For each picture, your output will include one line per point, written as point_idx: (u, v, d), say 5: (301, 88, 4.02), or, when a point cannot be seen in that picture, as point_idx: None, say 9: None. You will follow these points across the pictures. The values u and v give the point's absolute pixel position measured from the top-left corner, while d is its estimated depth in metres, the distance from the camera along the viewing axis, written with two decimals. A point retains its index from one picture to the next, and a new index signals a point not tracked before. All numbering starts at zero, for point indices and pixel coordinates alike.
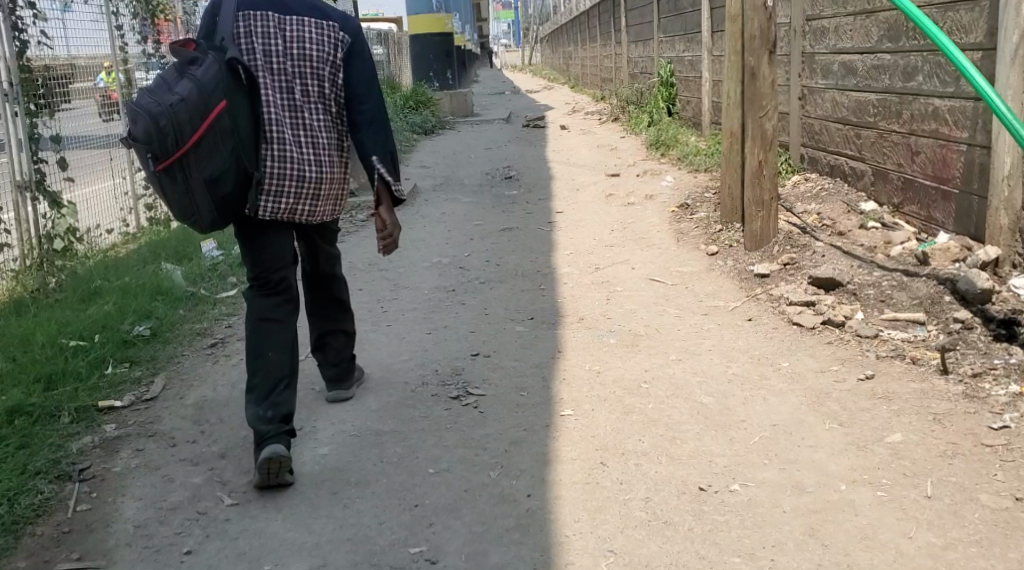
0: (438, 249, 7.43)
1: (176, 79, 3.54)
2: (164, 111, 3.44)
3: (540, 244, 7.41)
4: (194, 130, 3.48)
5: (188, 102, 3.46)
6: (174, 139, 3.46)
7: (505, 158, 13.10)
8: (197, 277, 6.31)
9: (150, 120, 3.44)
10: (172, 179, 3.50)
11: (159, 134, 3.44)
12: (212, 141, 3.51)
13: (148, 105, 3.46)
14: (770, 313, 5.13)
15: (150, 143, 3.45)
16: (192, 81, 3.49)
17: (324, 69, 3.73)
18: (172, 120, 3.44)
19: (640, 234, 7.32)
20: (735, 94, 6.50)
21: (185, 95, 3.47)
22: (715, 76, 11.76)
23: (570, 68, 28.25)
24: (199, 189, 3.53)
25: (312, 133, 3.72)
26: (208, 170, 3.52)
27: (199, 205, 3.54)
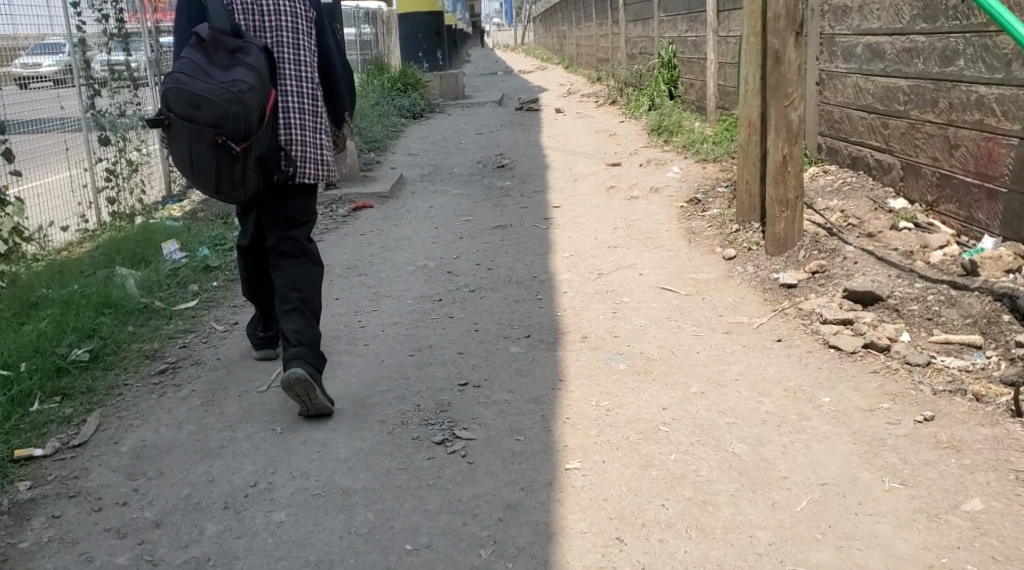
0: (426, 250, 6.80)
1: (217, 66, 3.71)
2: (235, 98, 3.65)
3: (537, 245, 6.79)
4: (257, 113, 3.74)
5: (254, 87, 3.69)
6: (245, 124, 3.69)
7: (498, 145, 12.46)
8: (154, 285, 5.66)
9: (222, 107, 3.63)
10: (233, 160, 3.72)
11: (232, 120, 3.66)
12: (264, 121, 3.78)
13: (213, 93, 3.63)
14: (802, 331, 4.50)
15: (220, 129, 3.65)
16: (246, 67, 3.72)
17: (306, 38, 3.98)
18: (242, 106, 3.66)
19: (646, 235, 6.69)
20: (754, 80, 5.86)
21: (251, 81, 3.69)
22: (721, 58, 11.13)
23: (565, 49, 27.55)
24: (251, 167, 3.79)
25: (309, 99, 3.97)
26: (260, 149, 3.79)
27: (251, 182, 3.80)
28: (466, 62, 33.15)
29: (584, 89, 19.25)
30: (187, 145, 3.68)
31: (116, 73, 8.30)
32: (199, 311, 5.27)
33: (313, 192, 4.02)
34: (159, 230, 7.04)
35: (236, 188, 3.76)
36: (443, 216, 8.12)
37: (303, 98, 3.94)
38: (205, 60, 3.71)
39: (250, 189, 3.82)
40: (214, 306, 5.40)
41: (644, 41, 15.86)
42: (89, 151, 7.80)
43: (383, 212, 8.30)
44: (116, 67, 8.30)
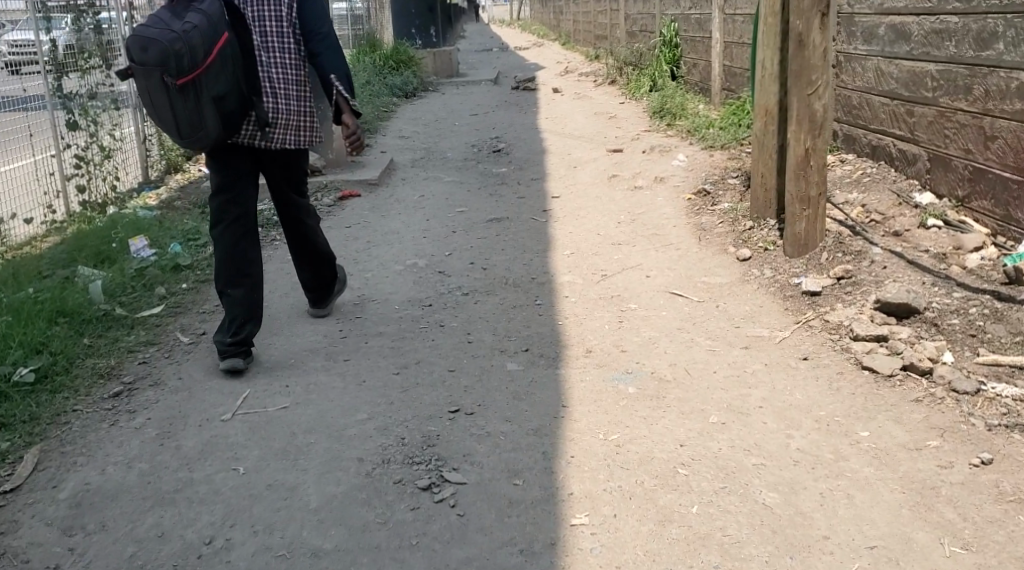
0: (416, 247, 6.35)
1: (174, 15, 3.88)
2: (180, 37, 3.80)
3: (534, 241, 6.35)
4: (205, 53, 3.86)
5: (200, 29, 3.83)
6: (189, 61, 3.82)
7: (494, 126, 11.98)
8: (118, 289, 5.20)
9: (167, 45, 3.78)
10: (185, 100, 3.85)
11: (176, 56, 3.78)
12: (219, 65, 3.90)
13: (161, 34, 3.79)
14: (829, 348, 4.05)
15: (167, 67, 3.79)
16: (198, 14, 3.88)
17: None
18: (185, 44, 3.80)
19: (651, 232, 6.24)
20: (772, 66, 5.51)
21: (198, 23, 3.84)
22: (727, 37, 10.69)
23: (561, 25, 27.01)
24: (207, 110, 3.88)
25: (287, 62, 4.13)
26: (215, 90, 3.89)
27: (208, 124, 3.89)
28: (461, 38, 32.55)
29: (582, 67, 18.74)
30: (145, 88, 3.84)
31: (86, 52, 7.89)
32: (164, 319, 4.83)
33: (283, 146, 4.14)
34: (129, 224, 6.58)
35: (193, 129, 3.88)
36: (435, 208, 7.66)
37: (278, 61, 4.11)
38: (167, 11, 3.91)
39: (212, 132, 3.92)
40: (181, 314, 4.95)
41: (645, 18, 15.37)
42: (56, 136, 7.42)
43: (371, 202, 7.83)
44: (86, 45, 7.91)
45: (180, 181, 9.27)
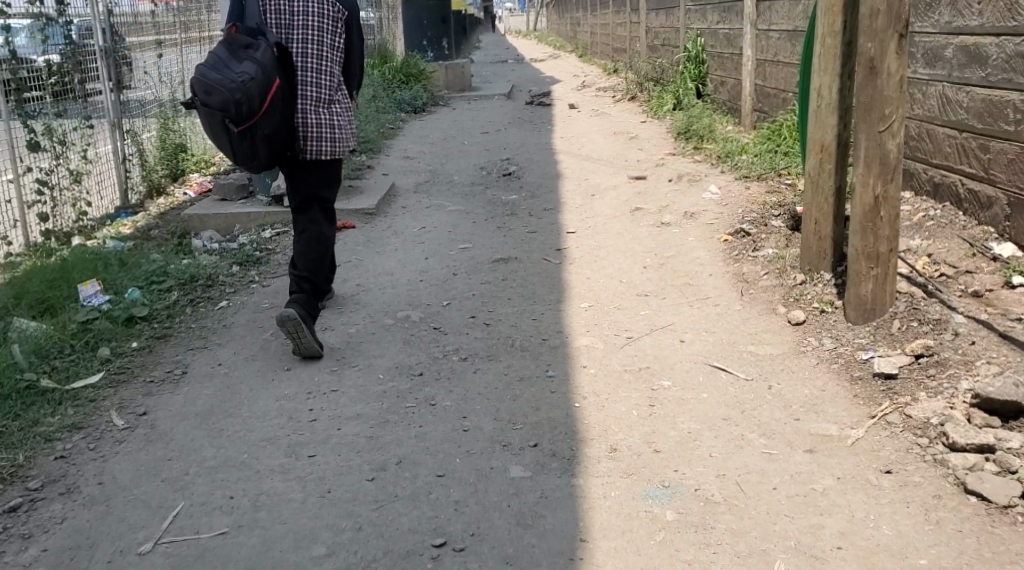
0: (411, 293, 5.55)
1: (232, 58, 4.20)
2: (239, 86, 4.12)
3: (547, 287, 5.54)
4: (259, 98, 4.18)
5: (257, 77, 4.15)
6: (248, 106, 4.14)
7: (506, 146, 11.20)
8: (54, 349, 4.42)
9: (227, 94, 4.11)
10: (241, 137, 4.20)
11: (237, 105, 4.11)
12: (270, 104, 4.23)
13: (223, 82, 4.12)
14: (917, 457, 3.23)
15: (228, 114, 4.13)
16: (254, 61, 4.19)
17: (325, 35, 4.51)
18: (244, 95, 4.12)
19: (682, 282, 5.41)
20: (832, 96, 4.74)
21: (255, 73, 4.15)
22: (760, 54, 9.92)
23: (578, 38, 26.22)
24: (261, 145, 4.26)
25: (328, 87, 4.53)
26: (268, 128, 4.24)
27: (262, 156, 4.29)
28: (476, 51, 31.79)
29: (600, 82, 17.93)
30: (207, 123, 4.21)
31: (56, 66, 7.20)
32: (100, 391, 4.04)
33: (329, 164, 4.55)
34: (85, 262, 5.80)
35: (247, 160, 4.27)
36: (436, 243, 6.85)
37: (319, 92, 4.49)
38: (224, 53, 4.21)
39: (263, 161, 4.31)
40: (124, 383, 4.16)
41: (668, 32, 14.57)
42: (14, 160, 6.75)
43: (367, 235, 7.04)
44: (55, 57, 7.20)
45: (162, 206, 8.51)
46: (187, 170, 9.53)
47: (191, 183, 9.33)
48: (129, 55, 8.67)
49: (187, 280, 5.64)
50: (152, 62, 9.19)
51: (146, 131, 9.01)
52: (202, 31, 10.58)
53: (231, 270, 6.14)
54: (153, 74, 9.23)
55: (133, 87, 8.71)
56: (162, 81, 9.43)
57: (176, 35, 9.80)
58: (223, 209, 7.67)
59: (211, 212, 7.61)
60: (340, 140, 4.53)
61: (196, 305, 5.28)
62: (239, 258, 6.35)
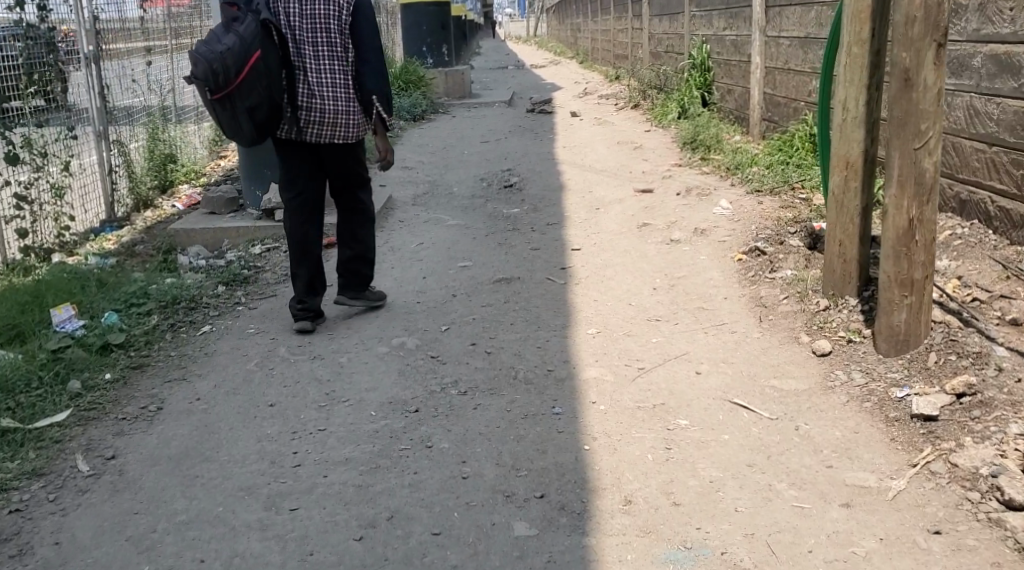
0: (408, 316, 5.22)
1: (224, 33, 4.46)
2: (217, 58, 4.38)
3: (552, 310, 5.22)
4: (237, 71, 4.41)
5: (234, 50, 4.38)
6: (223, 78, 4.39)
7: (507, 156, 10.89)
8: (19, 382, 4.09)
9: (205, 64, 4.37)
10: (221, 108, 4.46)
11: (212, 75, 4.37)
12: (250, 78, 4.44)
13: (205, 54, 4.41)
14: (968, 515, 2.98)
15: (208, 85, 4.41)
16: (236, 35, 4.43)
17: (327, 21, 4.65)
18: (219, 66, 4.37)
19: (696, 306, 5.08)
20: (859, 109, 4.42)
21: (232, 46, 4.39)
22: (769, 62, 9.62)
23: (579, 44, 25.89)
24: (242, 118, 4.48)
25: (326, 71, 4.67)
26: (249, 102, 4.46)
27: (246, 129, 4.51)
28: (476, 57, 31.46)
29: (601, 89, 17.61)
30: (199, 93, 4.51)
31: (36, 73, 6.87)
32: (66, 431, 3.71)
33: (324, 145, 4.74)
34: (61, 282, 5.47)
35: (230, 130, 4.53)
36: (435, 260, 6.52)
37: (316, 75, 4.65)
38: (220, 28, 4.51)
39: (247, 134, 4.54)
40: (93, 421, 3.83)
41: (672, 39, 14.26)
42: None
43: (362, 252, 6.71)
44: (35, 64, 6.87)
45: (149, 219, 8.19)
46: (176, 181, 9.19)
47: (180, 195, 8.99)
48: (116, 61, 8.35)
49: (169, 302, 5.31)
50: (141, 69, 8.85)
51: (135, 141, 8.67)
52: (193, 36, 10.24)
53: (216, 291, 5.82)
54: (142, 82, 8.89)
55: (120, 96, 8.37)
56: (152, 89, 9.09)
57: (166, 42, 9.46)
58: (211, 223, 7.34)
59: (199, 226, 7.28)
60: (332, 123, 4.69)
61: (177, 331, 4.95)
62: (226, 278, 6.03)
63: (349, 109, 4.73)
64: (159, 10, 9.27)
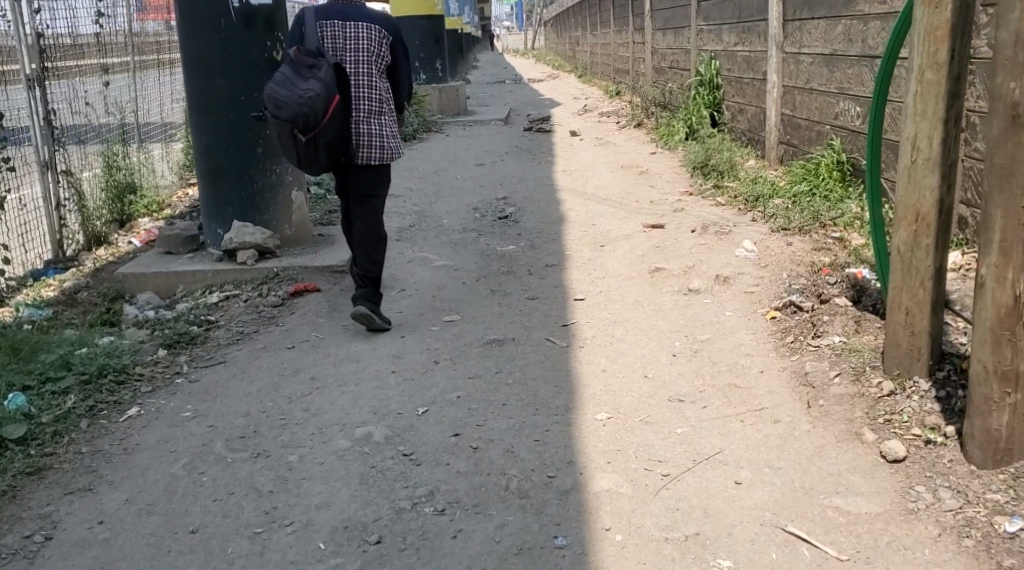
0: (379, 392, 4.35)
1: (297, 76, 4.76)
2: (306, 101, 4.69)
3: (552, 384, 4.34)
4: (325, 110, 4.73)
5: (322, 93, 4.71)
6: (313, 119, 4.70)
7: (502, 181, 10.07)
8: None
9: (296, 108, 4.67)
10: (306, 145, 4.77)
11: (305, 116, 4.67)
12: (332, 116, 4.77)
13: (291, 97, 4.69)
14: None
15: (299, 125, 4.71)
16: (317, 79, 4.74)
17: (378, 56, 5.03)
18: (310, 108, 4.68)
19: (724, 381, 4.21)
20: (933, 151, 3.55)
21: (319, 89, 4.71)
22: (787, 80, 8.79)
23: (579, 56, 25.06)
24: (322, 151, 4.82)
25: (381, 102, 5.05)
26: (330, 137, 4.80)
27: (322, 161, 4.84)
28: (472, 69, 30.62)
29: (602, 105, 16.73)
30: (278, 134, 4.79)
31: None
32: None
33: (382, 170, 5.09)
34: None
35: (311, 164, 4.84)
36: (416, 311, 5.66)
37: (378, 106, 5.03)
38: (293, 73, 4.78)
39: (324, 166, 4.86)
40: None
41: (677, 54, 13.41)
42: None
43: (333, 302, 5.84)
44: None
45: (100, 259, 7.28)
46: (135, 215, 8.28)
47: (139, 230, 8.10)
48: (68, 82, 7.39)
49: (92, 376, 4.45)
50: (97, 92, 7.88)
51: (89, 170, 7.74)
52: (161, 53, 9.35)
53: (154, 356, 4.94)
54: (98, 104, 7.92)
55: (71, 120, 7.41)
56: (110, 112, 8.14)
57: (127, 59, 8.49)
58: (165, 266, 6.47)
59: (150, 270, 6.40)
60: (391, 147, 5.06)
61: (95, 416, 4.10)
62: (171, 336, 5.16)
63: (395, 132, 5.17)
64: (117, 25, 8.31)
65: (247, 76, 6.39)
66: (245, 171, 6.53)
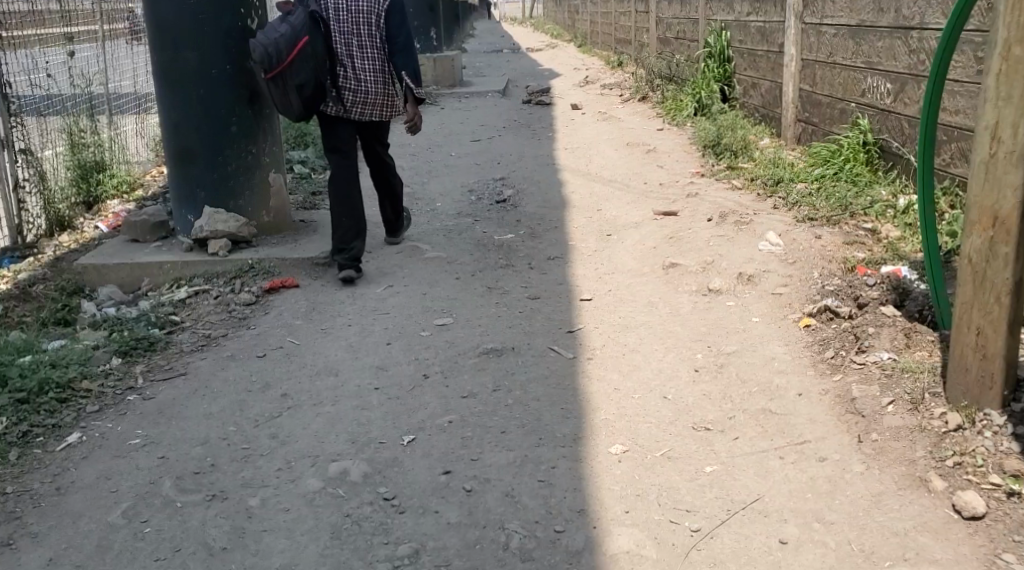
0: (358, 413, 3.80)
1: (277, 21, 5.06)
2: (272, 43, 4.96)
3: (557, 404, 3.80)
4: (289, 52, 4.97)
5: (288, 36, 4.97)
6: (277, 60, 4.95)
7: (499, 159, 9.47)
8: None
9: (263, 48, 4.96)
10: (273, 85, 5.00)
11: (269, 56, 4.94)
12: (298, 59, 4.99)
13: (262, 39, 4.98)
14: None
15: (265, 65, 4.97)
16: (289, 24, 5.02)
17: (369, 14, 5.20)
18: (274, 48, 4.94)
19: (755, 406, 3.65)
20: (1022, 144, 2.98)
21: (285, 32, 4.96)
22: (806, 53, 8.19)
23: (578, 26, 24.28)
24: (293, 95, 5.03)
25: (366, 58, 5.20)
26: (297, 80, 5.01)
27: (295, 104, 5.04)
28: (468, 39, 29.85)
29: (603, 77, 16.05)
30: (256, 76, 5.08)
31: None
32: None
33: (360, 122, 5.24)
34: None
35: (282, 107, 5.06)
36: (404, 311, 5.09)
37: (360, 60, 5.19)
38: (274, 22, 5.09)
39: (295, 110, 5.06)
40: None
41: (684, 24, 12.76)
42: None
43: (312, 301, 5.27)
44: None
45: (61, 246, 6.68)
46: (103, 196, 7.69)
47: (107, 213, 7.51)
48: (27, 53, 6.73)
49: (29, 395, 3.88)
50: (61, 63, 7.24)
51: (51, 148, 7.12)
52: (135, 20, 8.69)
53: (106, 366, 4.36)
54: (62, 75, 7.27)
55: (27, 93, 6.73)
56: (76, 84, 7.50)
57: (95, 27, 7.83)
58: (129, 257, 5.88)
59: (113, 262, 5.82)
60: (367, 101, 5.21)
61: (26, 448, 3.54)
62: (125, 341, 4.57)
63: (382, 91, 5.27)
64: None
65: (217, 47, 5.77)
66: (216, 153, 5.93)
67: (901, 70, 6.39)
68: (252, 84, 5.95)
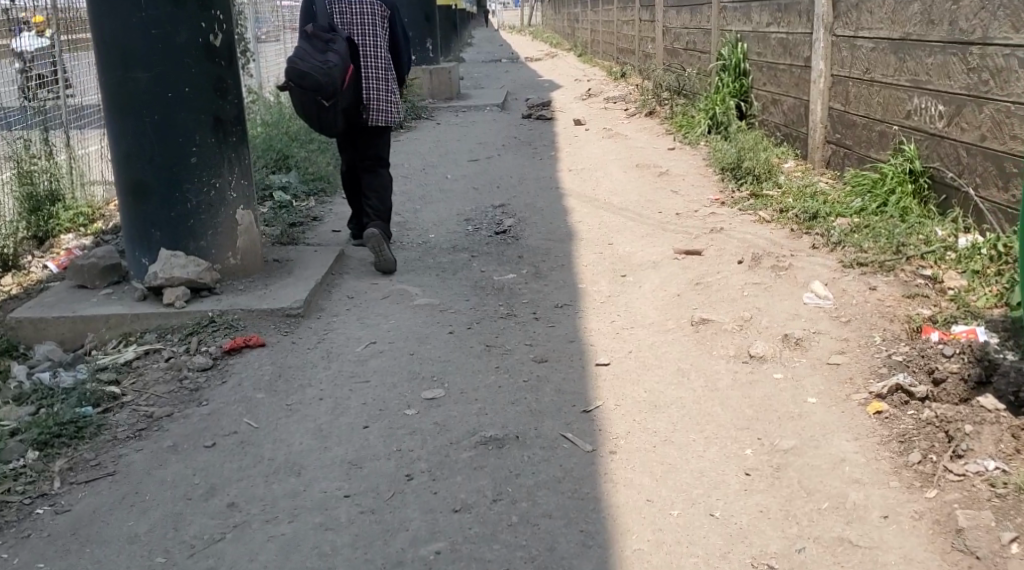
0: (324, 535, 3.08)
1: (315, 48, 4.71)
2: (327, 71, 4.65)
3: (576, 518, 3.05)
4: (341, 76, 4.73)
5: (339, 62, 4.70)
6: (332, 86, 4.68)
7: (498, 181, 8.71)
8: None
9: (321, 76, 4.63)
10: (326, 112, 4.73)
11: (325, 85, 4.64)
12: (346, 82, 4.77)
13: (313, 67, 4.63)
14: None
15: (319, 93, 4.66)
16: (334, 50, 4.73)
17: (378, 27, 5.02)
18: (331, 77, 4.65)
19: (830, 533, 2.91)
20: None
21: (339, 61, 4.69)
22: (837, 68, 7.42)
23: (578, 33, 23.43)
24: (338, 117, 4.81)
25: (385, 70, 5.02)
26: (344, 103, 4.80)
27: (337, 127, 4.82)
28: (466, 47, 29.01)
29: (607, 89, 15.22)
30: (298, 103, 4.71)
31: None
32: None
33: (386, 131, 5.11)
34: None
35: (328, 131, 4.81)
36: (387, 379, 4.27)
37: (382, 74, 5.01)
38: (306, 46, 4.71)
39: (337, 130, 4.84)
40: None
41: (694, 34, 11.97)
42: None
43: (279, 365, 4.47)
44: None
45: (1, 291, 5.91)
46: (57, 230, 6.91)
47: (59, 250, 6.76)
48: None
49: None
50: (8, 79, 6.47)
51: None
52: None
53: (17, 464, 3.54)
54: (7, 93, 6.49)
55: None
56: (29, 102, 6.73)
57: (51, 38, 6.98)
58: (71, 307, 5.08)
59: (52, 313, 5.02)
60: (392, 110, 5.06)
61: None
62: (43, 423, 3.76)
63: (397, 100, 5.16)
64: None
65: (175, 64, 4.98)
66: (176, 186, 5.13)
67: (958, 90, 5.60)
68: (217, 108, 5.16)
